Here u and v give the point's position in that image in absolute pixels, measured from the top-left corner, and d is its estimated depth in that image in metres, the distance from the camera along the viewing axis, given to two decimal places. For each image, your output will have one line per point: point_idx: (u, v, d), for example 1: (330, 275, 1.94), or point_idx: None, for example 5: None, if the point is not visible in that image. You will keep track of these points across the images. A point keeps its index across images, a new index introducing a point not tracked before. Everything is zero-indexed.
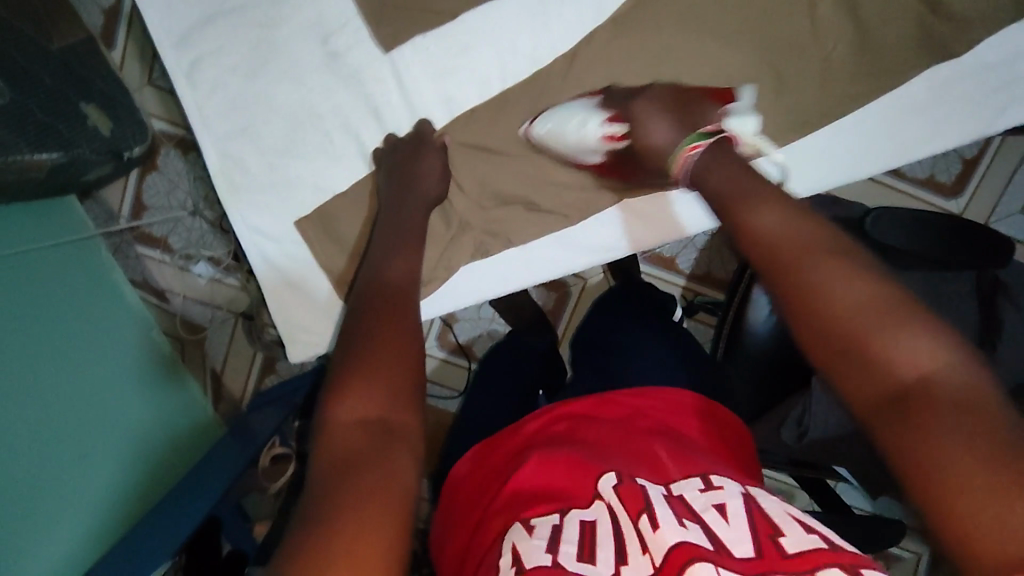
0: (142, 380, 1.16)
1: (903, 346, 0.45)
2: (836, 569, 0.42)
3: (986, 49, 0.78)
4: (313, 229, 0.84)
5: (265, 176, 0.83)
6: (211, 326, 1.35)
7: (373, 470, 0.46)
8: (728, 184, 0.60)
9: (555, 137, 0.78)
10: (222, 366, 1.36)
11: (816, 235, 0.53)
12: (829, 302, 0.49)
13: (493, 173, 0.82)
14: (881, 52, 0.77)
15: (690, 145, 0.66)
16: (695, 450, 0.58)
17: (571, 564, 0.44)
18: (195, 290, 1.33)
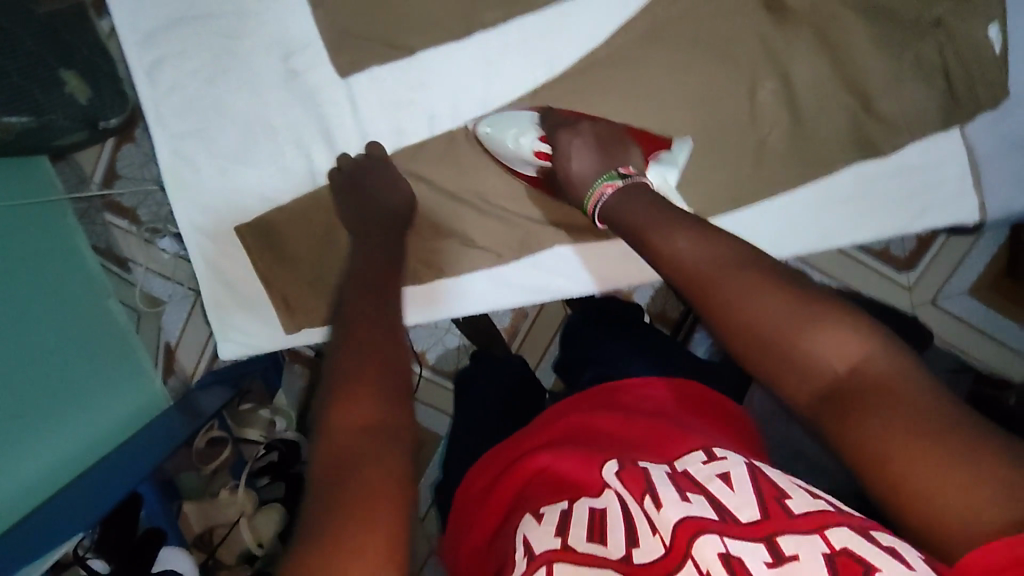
0: (98, 352, 1.18)
1: (820, 340, 0.49)
2: (843, 531, 0.42)
3: (908, 152, 0.82)
4: (254, 240, 0.86)
5: (215, 179, 0.85)
6: (171, 301, 1.36)
7: (368, 476, 0.46)
8: (636, 218, 0.64)
9: (494, 143, 0.81)
10: (177, 342, 1.37)
11: (714, 256, 0.56)
12: (753, 315, 0.52)
13: (433, 206, 0.85)
14: (817, 140, 0.81)
15: (603, 184, 0.70)
16: (696, 426, 0.58)
17: (582, 547, 0.45)
18: (158, 264, 1.35)
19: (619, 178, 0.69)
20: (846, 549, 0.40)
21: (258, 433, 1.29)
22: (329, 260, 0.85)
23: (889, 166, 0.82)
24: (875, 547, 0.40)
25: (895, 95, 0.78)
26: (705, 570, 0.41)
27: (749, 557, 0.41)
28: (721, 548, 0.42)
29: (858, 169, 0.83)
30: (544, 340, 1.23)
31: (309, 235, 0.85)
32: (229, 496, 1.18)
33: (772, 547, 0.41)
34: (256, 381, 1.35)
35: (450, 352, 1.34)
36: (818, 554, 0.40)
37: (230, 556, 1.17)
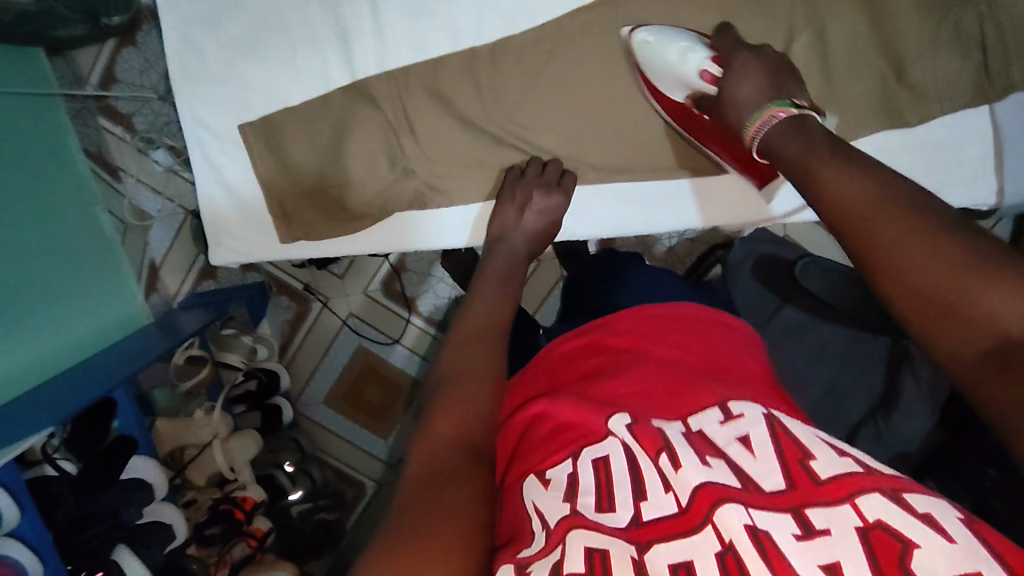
0: (87, 261, 1.16)
1: (989, 297, 0.42)
2: (875, 497, 0.38)
3: (935, 125, 0.82)
4: (255, 138, 0.84)
5: (224, 72, 0.83)
6: (159, 218, 1.35)
7: (438, 507, 0.44)
8: (796, 151, 0.61)
9: (652, 57, 0.75)
10: (162, 260, 1.36)
11: (882, 194, 0.51)
12: (911, 261, 0.46)
13: (444, 128, 0.83)
14: (847, 102, 0.79)
15: (775, 108, 0.66)
16: (711, 376, 0.53)
17: (590, 516, 0.43)
18: (149, 176, 1.33)
19: (794, 106, 0.66)
20: (879, 521, 0.37)
21: (240, 358, 1.26)
22: (331, 173, 0.84)
23: (915, 138, 0.82)
24: (906, 515, 0.36)
25: (929, 66, 0.76)
26: (728, 539, 0.38)
27: (777, 530, 0.38)
28: (746, 520, 0.39)
29: (884, 135, 0.83)
30: (547, 283, 1.22)
31: (322, 145, 0.83)
32: (203, 418, 1.15)
33: (800, 517, 0.38)
34: (241, 308, 1.30)
35: (440, 300, 1.38)
36: (850, 527, 0.37)
37: (201, 477, 1.16)
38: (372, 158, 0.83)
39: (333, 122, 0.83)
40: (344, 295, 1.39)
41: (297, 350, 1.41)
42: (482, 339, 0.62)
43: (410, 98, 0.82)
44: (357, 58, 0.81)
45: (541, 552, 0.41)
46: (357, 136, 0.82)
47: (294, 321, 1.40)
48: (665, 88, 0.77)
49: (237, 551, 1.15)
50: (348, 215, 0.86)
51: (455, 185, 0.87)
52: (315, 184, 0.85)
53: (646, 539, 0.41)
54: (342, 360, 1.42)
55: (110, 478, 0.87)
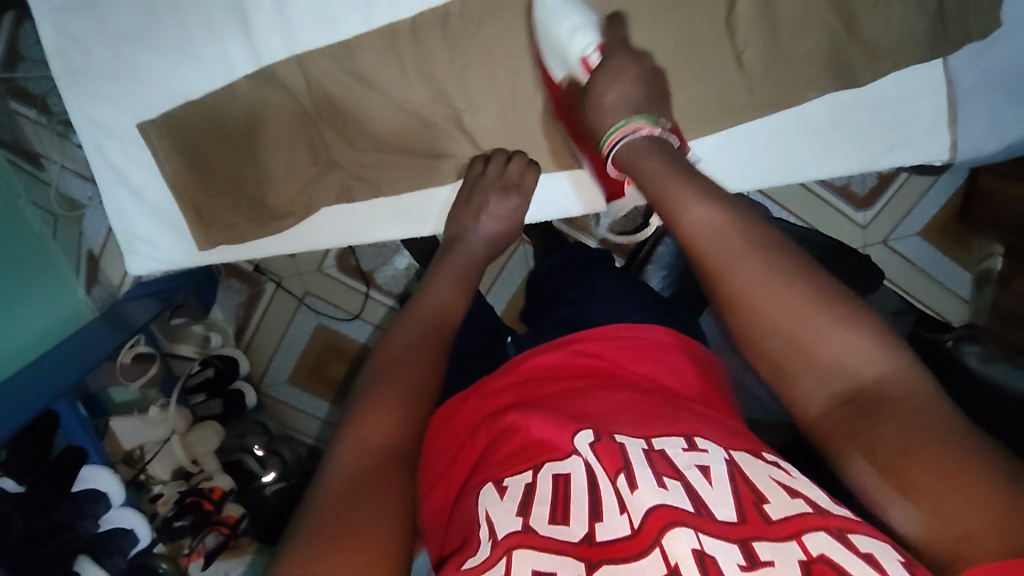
0: (16, 260, 1.09)
1: (845, 347, 0.46)
2: (821, 536, 0.40)
3: (884, 82, 0.78)
4: (159, 136, 0.79)
5: (116, 64, 0.77)
6: (91, 205, 1.28)
7: (363, 507, 0.45)
8: (659, 181, 0.59)
9: (544, 21, 0.70)
10: (100, 249, 1.30)
11: (737, 232, 0.52)
12: (776, 305, 0.48)
13: (365, 109, 0.77)
14: (796, 59, 0.75)
15: (643, 127, 0.65)
16: (677, 402, 0.56)
17: (543, 530, 0.45)
18: (75, 161, 1.25)
19: (657, 125, 0.66)
20: (823, 555, 0.39)
21: (192, 348, 1.26)
22: (249, 175, 0.80)
23: (862, 97, 0.79)
24: (850, 552, 0.38)
25: (881, 18, 0.72)
26: (674, 562, 0.40)
27: (724, 556, 0.40)
28: (694, 544, 0.40)
29: (830, 96, 0.79)
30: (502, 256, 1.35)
31: (233, 136, 0.78)
32: (159, 414, 1.13)
33: (747, 549, 0.40)
34: (190, 296, 1.26)
35: (399, 274, 1.34)
36: (793, 560, 0.39)
37: (163, 471, 1.13)
38: (291, 152, 0.79)
39: (243, 115, 0.77)
40: (297, 273, 1.34)
41: (254, 331, 1.37)
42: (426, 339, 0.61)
43: (328, 82, 0.76)
44: (261, 39, 0.74)
45: (485, 563, 0.43)
46: (274, 130, 0.78)
47: (247, 304, 1.36)
48: (545, 59, 0.72)
49: (210, 539, 1.14)
50: (269, 212, 0.83)
51: (378, 173, 0.82)
52: (231, 187, 0.81)
53: (594, 557, 0.43)
54: (302, 340, 1.38)
55: (59, 492, 0.84)
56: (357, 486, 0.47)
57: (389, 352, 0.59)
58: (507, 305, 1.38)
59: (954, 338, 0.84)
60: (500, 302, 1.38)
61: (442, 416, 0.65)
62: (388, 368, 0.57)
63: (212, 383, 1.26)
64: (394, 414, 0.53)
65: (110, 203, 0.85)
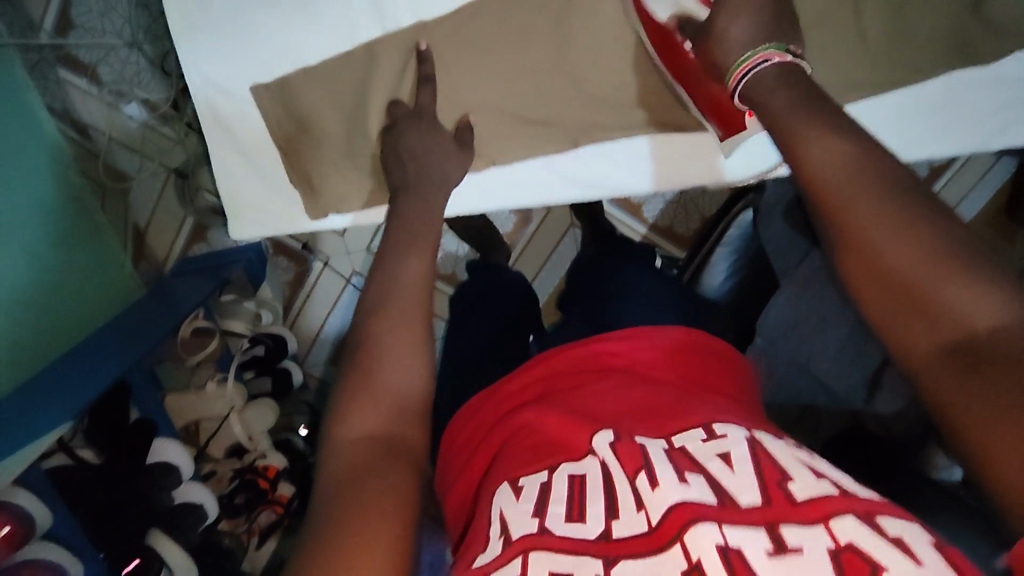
0: (74, 231, 1.08)
1: (959, 297, 0.45)
2: (849, 519, 0.39)
3: (1008, 62, 0.83)
4: (271, 98, 0.85)
5: (236, 25, 0.82)
6: (138, 178, 1.25)
7: (366, 490, 0.46)
8: (783, 109, 0.61)
9: None
10: (146, 224, 1.28)
11: (870, 175, 0.53)
12: (895, 252, 0.49)
13: (478, 79, 0.84)
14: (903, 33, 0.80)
15: (776, 52, 0.66)
16: (702, 398, 0.54)
17: (559, 529, 0.43)
18: (124, 134, 1.21)
19: (788, 51, 0.67)
20: (851, 544, 0.38)
21: (246, 325, 1.22)
22: (357, 141, 0.86)
23: (987, 75, 0.84)
24: (877, 540, 0.38)
25: None
26: (696, 557, 0.39)
27: (748, 545, 0.39)
28: (719, 540, 0.39)
29: (955, 74, 0.84)
30: (551, 241, 1.34)
31: (351, 99, 0.84)
32: (216, 390, 1.10)
33: (773, 534, 0.39)
34: (238, 272, 1.24)
35: (450, 255, 1.34)
36: (823, 549, 0.38)
37: (218, 450, 1.12)
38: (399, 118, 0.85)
39: (357, 81, 0.83)
40: (345, 253, 1.33)
41: (299, 311, 1.37)
42: (409, 312, 0.58)
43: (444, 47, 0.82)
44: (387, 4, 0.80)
45: (501, 560, 0.42)
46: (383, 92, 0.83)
47: (294, 282, 1.35)
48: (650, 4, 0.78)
49: (264, 517, 1.14)
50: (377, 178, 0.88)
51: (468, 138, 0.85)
52: (348, 148, 0.87)
53: (614, 553, 0.41)
54: (345, 322, 1.38)
55: (134, 465, 0.83)
56: (360, 474, 0.47)
57: (375, 318, 0.57)
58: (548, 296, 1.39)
59: None
60: (546, 289, 1.38)
61: (464, 415, 0.64)
62: (371, 339, 0.56)
63: (261, 361, 1.24)
64: (380, 394, 0.52)
65: (216, 167, 0.90)
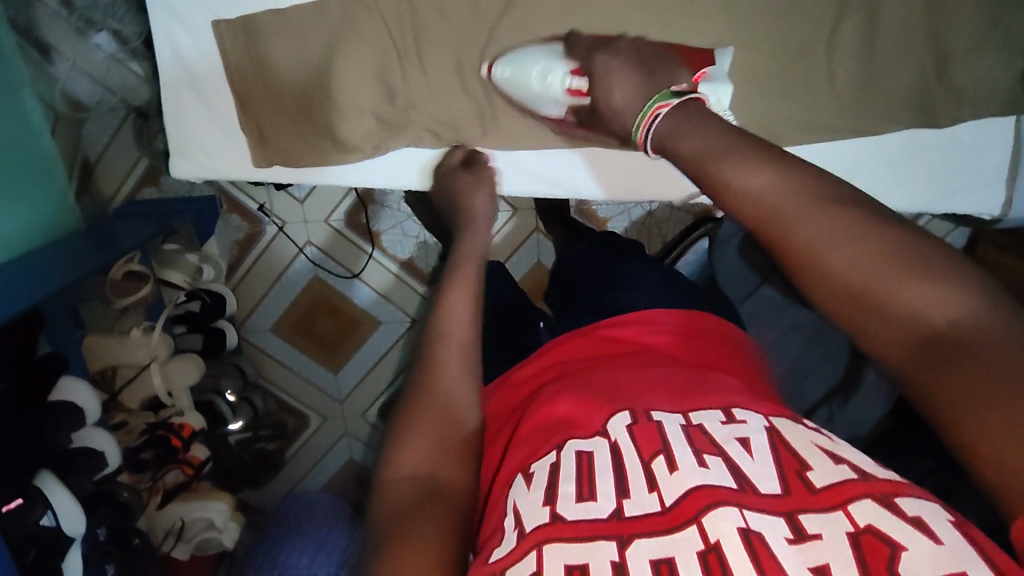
0: (17, 152, 1.02)
1: (921, 295, 0.38)
2: (871, 502, 0.39)
3: (962, 129, 0.88)
4: (234, 37, 0.82)
5: None
6: (96, 112, 1.21)
7: (420, 523, 0.45)
8: (698, 147, 0.47)
9: (518, 85, 0.80)
10: (98, 156, 1.24)
11: (796, 185, 0.43)
12: (846, 263, 0.40)
13: (451, 56, 0.83)
14: (875, 89, 0.84)
15: (655, 104, 0.53)
16: (710, 375, 0.57)
17: (571, 515, 0.43)
18: (88, 63, 1.13)
19: (676, 96, 0.53)
20: (869, 526, 0.38)
21: (184, 279, 1.17)
22: (316, 100, 0.84)
23: (940, 138, 0.89)
24: (898, 519, 0.38)
25: (969, 64, 0.80)
26: (714, 539, 0.39)
27: (770, 533, 0.39)
28: (739, 522, 0.40)
29: (912, 132, 0.89)
30: (518, 238, 1.32)
31: (321, 54, 0.82)
32: (141, 337, 1.05)
33: (794, 521, 0.40)
34: (185, 221, 1.21)
35: (406, 241, 1.31)
36: (841, 532, 0.38)
37: (133, 401, 1.06)
38: (366, 86, 0.84)
39: (326, 35, 0.81)
40: (302, 220, 1.29)
41: (246, 272, 1.33)
42: (467, 342, 0.58)
43: (422, 18, 0.80)
44: None
45: (513, 555, 0.42)
46: (349, 54, 0.82)
47: (244, 243, 1.31)
48: (543, 112, 0.81)
49: (171, 477, 1.13)
50: (337, 140, 0.87)
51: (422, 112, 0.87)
52: (303, 108, 0.85)
53: (627, 534, 0.41)
54: (295, 289, 1.35)
55: (41, 398, 0.80)
56: (417, 505, 0.47)
57: (430, 341, 0.58)
58: (522, 276, 1.36)
59: None
60: (517, 274, 1.35)
61: (496, 392, 0.66)
62: (425, 366, 0.56)
63: (196, 317, 1.21)
64: (434, 429, 0.52)
65: (164, 103, 0.87)
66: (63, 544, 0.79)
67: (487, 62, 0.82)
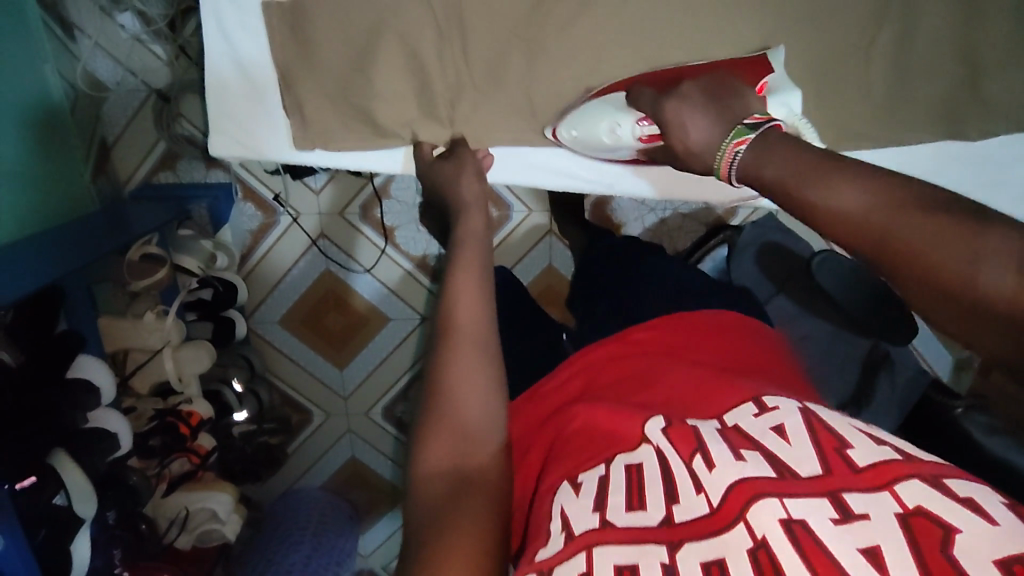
0: (40, 128, 1.02)
1: (1013, 283, 0.34)
2: (916, 483, 0.38)
3: (992, 142, 0.90)
4: (279, 19, 0.83)
5: None
6: (116, 93, 1.18)
7: (452, 532, 0.43)
8: (779, 172, 0.49)
9: (589, 142, 0.88)
10: (115, 139, 1.21)
11: (872, 189, 0.42)
12: (923, 259, 0.38)
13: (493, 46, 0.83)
14: (906, 99, 0.86)
15: (733, 142, 0.56)
16: (742, 375, 0.56)
17: (621, 521, 0.42)
18: (110, 42, 1.14)
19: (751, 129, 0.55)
20: (919, 507, 0.37)
21: (197, 263, 1.17)
22: (357, 82, 0.85)
23: (969, 150, 0.91)
24: (950, 499, 0.37)
25: (999, 78, 0.82)
26: (761, 534, 0.39)
27: (814, 517, 0.38)
28: (781, 513, 0.39)
29: (943, 143, 0.91)
30: (532, 240, 1.32)
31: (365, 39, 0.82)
32: (155, 321, 1.04)
33: (838, 502, 0.39)
34: (201, 209, 1.21)
35: (419, 239, 1.31)
36: (890, 514, 0.37)
37: (143, 386, 1.07)
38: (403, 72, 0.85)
39: (370, 21, 0.81)
40: (317, 212, 1.29)
41: (257, 262, 1.32)
42: (480, 335, 0.54)
43: (468, 11, 0.81)
44: None
45: (562, 555, 0.41)
46: (390, 41, 0.82)
47: (258, 233, 1.30)
48: (609, 156, 0.91)
49: (178, 466, 1.11)
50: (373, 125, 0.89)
51: (456, 104, 0.88)
52: (341, 90, 0.86)
53: (676, 537, 0.41)
54: (306, 281, 1.34)
55: (57, 375, 0.78)
56: (448, 512, 0.45)
57: (441, 336, 0.54)
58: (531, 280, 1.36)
59: (962, 406, 0.89)
60: (524, 277, 1.36)
61: (521, 406, 0.64)
62: (444, 360, 0.52)
63: (207, 305, 1.21)
64: (455, 430, 0.49)
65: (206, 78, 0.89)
66: (72, 524, 0.77)
67: (549, 128, 0.90)
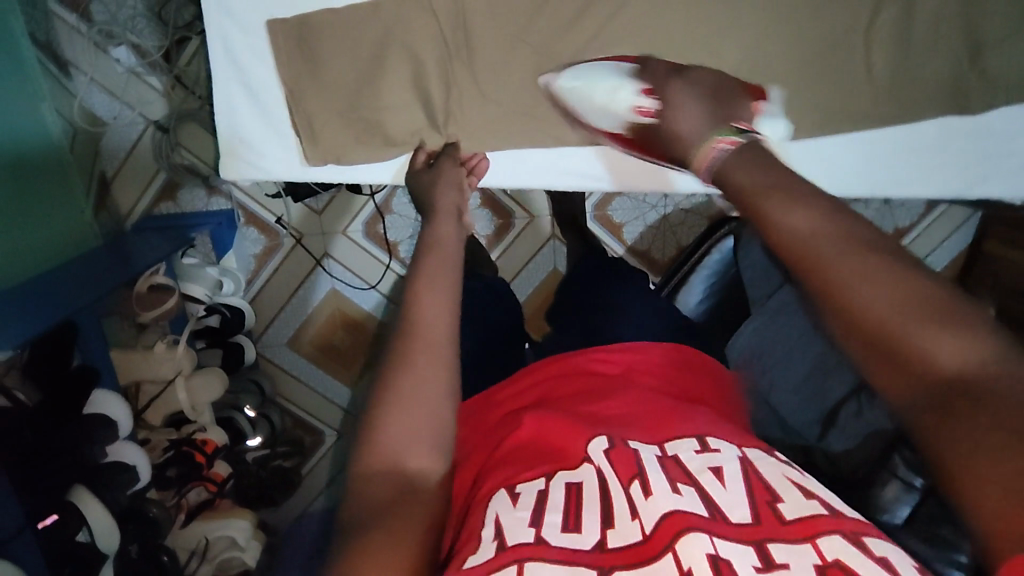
0: (43, 160, 1.02)
1: (941, 344, 0.36)
2: (837, 539, 0.39)
3: (993, 115, 0.90)
4: (286, 37, 0.84)
5: None
6: (114, 126, 1.19)
7: (382, 539, 0.40)
8: (746, 180, 0.47)
9: (578, 95, 0.86)
10: (113, 173, 1.22)
11: (837, 227, 0.42)
12: (867, 303, 0.38)
13: (499, 53, 0.85)
14: (907, 79, 0.87)
15: (719, 139, 0.54)
16: (692, 406, 0.56)
17: (556, 542, 0.41)
18: (105, 77, 1.15)
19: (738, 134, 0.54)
20: (837, 561, 0.37)
21: (204, 291, 1.15)
22: (365, 99, 0.87)
23: (971, 125, 0.91)
24: (865, 557, 0.38)
25: (1000, 53, 0.84)
26: (686, 565, 0.38)
27: (737, 559, 0.38)
28: (709, 548, 0.39)
29: (944, 119, 0.91)
30: (532, 248, 1.33)
31: (376, 54, 0.84)
32: (166, 352, 1.04)
33: (761, 550, 0.39)
34: (204, 234, 1.23)
35: None
36: (808, 563, 0.37)
37: (157, 417, 1.05)
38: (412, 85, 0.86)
39: (378, 35, 0.83)
40: (320, 231, 1.29)
41: (261, 287, 1.32)
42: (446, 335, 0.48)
43: (470, 19, 0.83)
44: None
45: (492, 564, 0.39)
46: (399, 53, 0.84)
47: (262, 256, 1.30)
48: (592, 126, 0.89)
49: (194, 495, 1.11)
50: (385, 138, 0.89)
51: (460, 117, 0.88)
52: (351, 107, 0.87)
53: (608, 563, 0.40)
54: (311, 302, 1.34)
55: (76, 408, 0.78)
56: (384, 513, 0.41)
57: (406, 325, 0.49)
58: (530, 291, 1.37)
59: None
60: (522, 292, 1.37)
61: (477, 412, 0.63)
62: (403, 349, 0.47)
63: (216, 332, 1.21)
64: (415, 428, 0.44)
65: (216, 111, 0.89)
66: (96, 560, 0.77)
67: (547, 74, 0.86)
